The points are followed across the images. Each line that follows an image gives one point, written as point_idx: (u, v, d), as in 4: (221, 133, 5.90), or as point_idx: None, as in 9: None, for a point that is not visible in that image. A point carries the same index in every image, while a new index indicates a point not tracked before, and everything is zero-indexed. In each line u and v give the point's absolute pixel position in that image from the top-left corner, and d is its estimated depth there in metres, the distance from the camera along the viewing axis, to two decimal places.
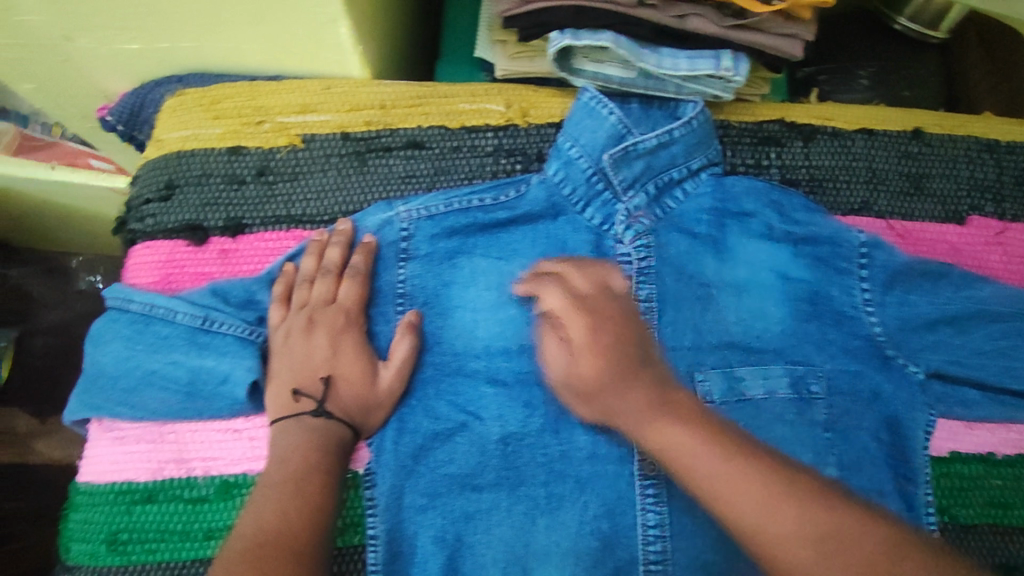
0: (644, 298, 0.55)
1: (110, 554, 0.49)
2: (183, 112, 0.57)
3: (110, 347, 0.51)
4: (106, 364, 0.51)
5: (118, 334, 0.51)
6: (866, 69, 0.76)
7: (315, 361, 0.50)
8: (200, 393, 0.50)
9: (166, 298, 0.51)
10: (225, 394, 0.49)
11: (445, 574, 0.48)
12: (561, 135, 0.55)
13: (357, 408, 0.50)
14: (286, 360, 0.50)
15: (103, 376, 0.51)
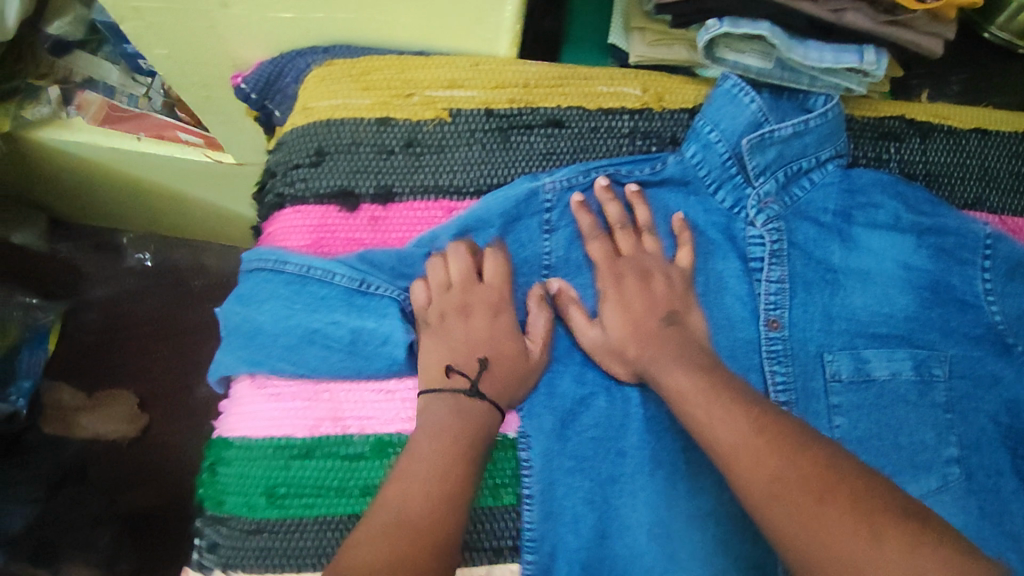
0: (776, 280, 0.56)
1: (269, 507, 0.51)
2: (332, 82, 0.58)
3: (268, 307, 0.53)
4: (264, 323, 0.53)
5: (277, 295, 0.53)
6: (958, 75, 0.75)
7: (475, 339, 0.53)
8: (361, 352, 0.52)
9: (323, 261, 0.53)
10: (384, 355, 0.52)
11: (595, 534, 0.51)
12: (699, 118, 0.58)
13: (509, 385, 0.51)
14: (446, 333, 0.53)
15: (260, 336, 0.53)
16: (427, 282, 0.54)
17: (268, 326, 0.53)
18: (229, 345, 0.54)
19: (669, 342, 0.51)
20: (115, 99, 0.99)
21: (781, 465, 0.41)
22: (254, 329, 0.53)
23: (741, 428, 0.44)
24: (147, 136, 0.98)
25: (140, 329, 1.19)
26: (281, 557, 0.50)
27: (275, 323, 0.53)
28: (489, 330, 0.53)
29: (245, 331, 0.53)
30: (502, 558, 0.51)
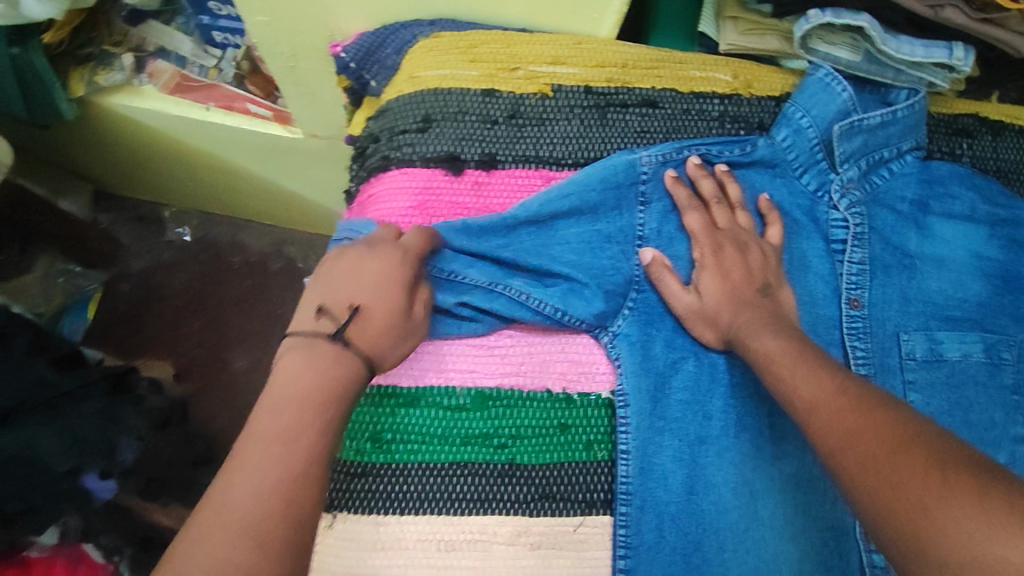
0: (858, 261, 0.59)
1: (376, 452, 0.52)
2: (440, 53, 0.61)
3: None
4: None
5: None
6: None
7: (354, 285, 0.50)
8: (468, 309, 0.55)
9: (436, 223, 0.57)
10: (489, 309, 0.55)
11: (684, 490, 0.52)
12: (791, 103, 0.61)
13: (380, 337, 0.49)
14: (317, 284, 0.52)
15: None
16: (363, 240, 0.53)
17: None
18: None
19: (762, 311, 0.53)
20: (185, 70, 1.01)
21: (860, 419, 0.41)
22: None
23: (827, 386, 0.45)
24: (215, 106, 1.00)
25: (178, 300, 1.33)
26: (384, 499, 0.51)
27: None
28: (355, 270, 0.51)
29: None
30: (595, 510, 0.52)
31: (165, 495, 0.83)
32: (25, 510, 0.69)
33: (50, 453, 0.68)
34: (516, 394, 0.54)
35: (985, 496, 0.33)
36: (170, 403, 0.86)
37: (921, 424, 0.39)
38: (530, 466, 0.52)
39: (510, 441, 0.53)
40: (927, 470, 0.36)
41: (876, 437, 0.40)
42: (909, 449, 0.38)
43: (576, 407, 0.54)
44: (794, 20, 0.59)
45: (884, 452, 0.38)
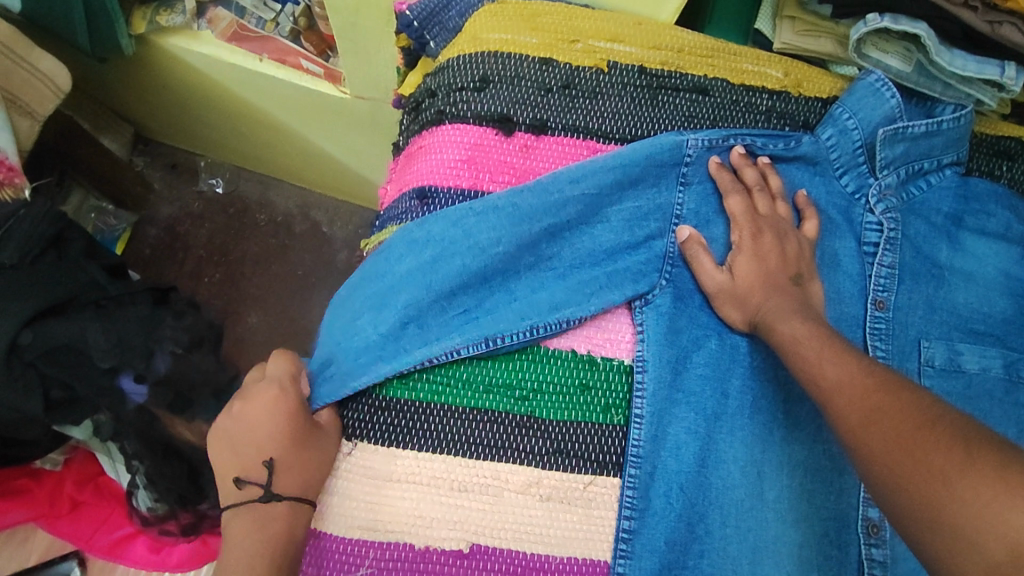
0: (887, 265, 0.60)
1: (401, 388, 0.53)
2: (504, 19, 0.63)
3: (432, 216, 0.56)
4: (431, 224, 0.56)
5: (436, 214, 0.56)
6: None
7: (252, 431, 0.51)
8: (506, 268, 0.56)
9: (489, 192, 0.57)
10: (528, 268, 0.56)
11: (695, 463, 0.53)
12: (839, 104, 0.62)
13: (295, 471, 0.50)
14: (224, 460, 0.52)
15: (414, 242, 0.55)
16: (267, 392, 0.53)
17: (426, 225, 0.56)
18: (382, 254, 0.57)
19: (791, 298, 0.54)
20: (244, 19, 1.03)
21: (884, 399, 0.43)
22: (406, 239, 0.56)
23: (852, 370, 0.46)
24: (269, 58, 1.02)
25: (202, 250, 1.35)
26: (404, 434, 0.52)
27: (427, 235, 0.55)
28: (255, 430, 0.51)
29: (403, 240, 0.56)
30: (606, 471, 0.53)
31: (193, 410, 0.84)
32: (68, 399, 0.75)
33: (97, 347, 0.75)
34: (541, 350, 0.55)
35: (1009, 466, 0.34)
36: (208, 325, 0.89)
37: (946, 406, 0.40)
38: (547, 421, 0.53)
39: (532, 394, 0.53)
40: (951, 445, 0.37)
41: (899, 413, 0.41)
42: (934, 426, 0.39)
43: (598, 369, 0.55)
44: (852, 23, 0.61)
45: (905, 429, 0.40)
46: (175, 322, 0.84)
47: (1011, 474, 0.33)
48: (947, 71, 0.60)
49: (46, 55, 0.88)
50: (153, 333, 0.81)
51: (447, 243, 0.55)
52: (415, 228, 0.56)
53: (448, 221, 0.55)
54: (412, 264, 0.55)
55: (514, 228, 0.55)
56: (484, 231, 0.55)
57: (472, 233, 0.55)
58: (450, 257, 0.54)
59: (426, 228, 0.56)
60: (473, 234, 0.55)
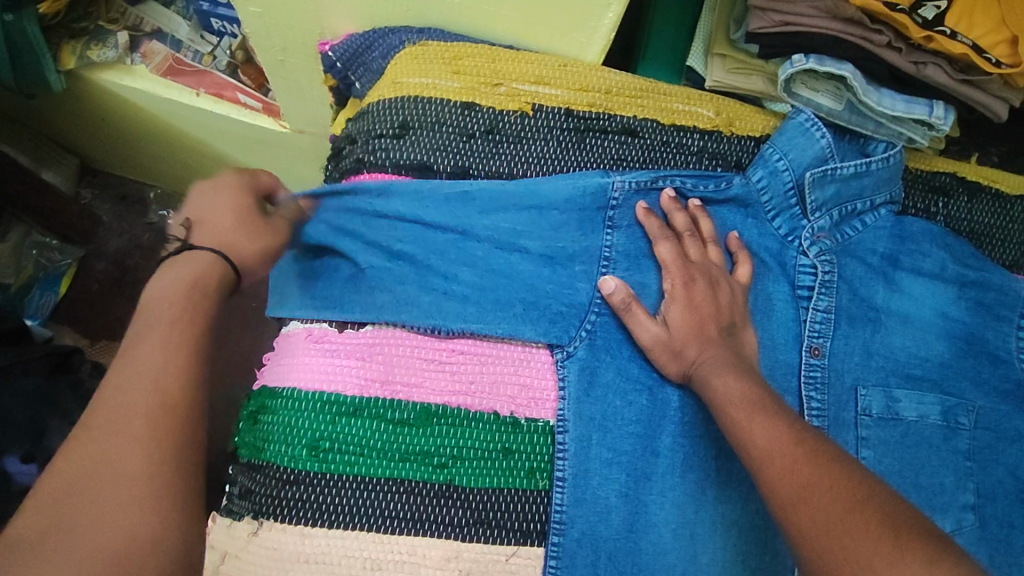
0: (823, 309, 0.58)
1: (311, 460, 0.49)
2: (424, 61, 0.61)
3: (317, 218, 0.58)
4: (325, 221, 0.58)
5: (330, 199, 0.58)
6: (996, 148, 0.67)
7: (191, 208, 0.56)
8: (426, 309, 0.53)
9: (407, 236, 0.55)
10: (454, 311, 0.53)
11: (624, 528, 0.51)
12: (770, 145, 0.60)
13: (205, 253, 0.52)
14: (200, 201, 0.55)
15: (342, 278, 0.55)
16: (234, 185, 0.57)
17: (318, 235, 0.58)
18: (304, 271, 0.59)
19: (726, 350, 0.52)
20: (180, 54, 1.00)
21: (815, 472, 0.40)
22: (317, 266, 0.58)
23: (783, 434, 0.44)
24: (206, 92, 0.99)
25: (150, 286, 1.31)
26: (313, 509, 0.49)
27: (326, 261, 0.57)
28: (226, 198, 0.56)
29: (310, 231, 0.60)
30: (529, 541, 0.50)
31: None
32: None
33: None
34: (462, 414, 0.51)
35: (935, 563, 0.33)
36: None
37: (875, 484, 0.39)
38: (467, 489, 0.50)
39: (451, 461, 0.50)
40: (880, 534, 0.36)
41: (830, 493, 0.39)
42: (862, 511, 0.37)
43: (521, 432, 0.51)
44: (780, 62, 0.59)
45: (836, 511, 0.38)
46: (74, 392, 0.79)
47: (940, 573, 0.33)
48: (876, 111, 0.59)
49: None
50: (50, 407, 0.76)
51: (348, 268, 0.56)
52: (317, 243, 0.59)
53: (347, 233, 0.57)
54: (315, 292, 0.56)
55: (403, 250, 0.55)
56: (377, 252, 0.55)
57: (367, 253, 0.56)
58: (345, 286, 0.55)
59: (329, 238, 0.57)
60: (369, 254, 0.56)
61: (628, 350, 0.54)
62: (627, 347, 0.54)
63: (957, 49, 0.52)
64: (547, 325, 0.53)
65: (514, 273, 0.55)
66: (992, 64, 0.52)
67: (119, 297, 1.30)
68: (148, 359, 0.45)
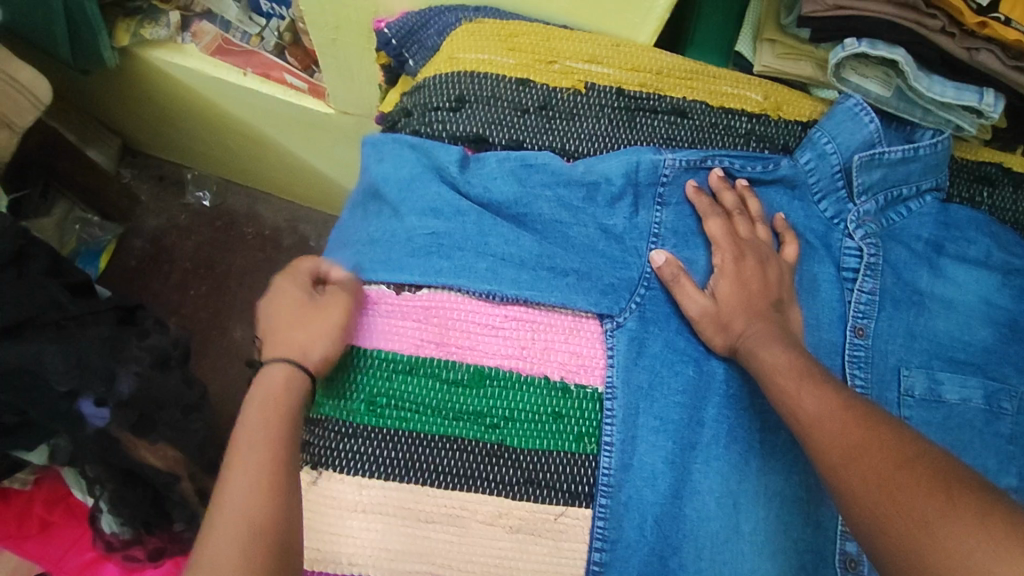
0: (868, 291, 0.59)
1: (368, 414, 0.52)
2: (480, 38, 0.63)
3: (378, 170, 0.59)
4: (387, 172, 0.58)
5: (392, 148, 0.59)
6: None
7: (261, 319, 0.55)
8: (479, 274, 0.54)
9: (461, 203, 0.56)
10: (510, 277, 0.54)
11: (669, 495, 0.52)
12: (818, 129, 0.61)
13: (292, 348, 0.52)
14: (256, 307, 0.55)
15: (397, 240, 0.56)
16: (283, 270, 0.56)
17: (379, 185, 0.59)
18: (356, 228, 0.59)
19: (773, 324, 0.53)
20: (229, 34, 1.03)
21: (866, 435, 0.41)
22: (369, 226, 0.58)
23: (831, 401, 0.45)
24: (253, 72, 1.02)
25: (186, 264, 1.34)
26: (369, 462, 0.51)
27: (374, 225, 0.58)
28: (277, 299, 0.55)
29: (369, 182, 0.60)
30: (577, 502, 0.51)
31: (156, 433, 0.78)
32: (19, 427, 0.73)
33: (53, 370, 0.69)
34: (513, 377, 0.53)
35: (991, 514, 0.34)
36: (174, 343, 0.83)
37: (926, 445, 0.40)
38: (519, 450, 0.51)
39: (503, 421, 0.52)
40: (930, 487, 0.36)
41: (881, 452, 0.40)
42: (913, 467, 0.38)
43: (571, 397, 0.53)
44: (830, 47, 0.60)
45: (888, 469, 0.39)
46: (138, 342, 0.79)
47: (989, 520, 0.33)
48: (925, 97, 0.59)
49: (23, 66, 0.88)
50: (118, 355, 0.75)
51: (403, 229, 0.56)
52: (375, 193, 0.59)
53: (406, 192, 0.57)
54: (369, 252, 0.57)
55: (462, 215, 0.56)
56: (436, 215, 0.56)
57: (425, 215, 0.56)
58: (402, 248, 0.56)
59: (388, 193, 0.58)
60: (425, 217, 0.56)
61: (674, 321, 0.56)
62: (674, 319, 0.56)
63: (1011, 35, 0.52)
64: (598, 294, 0.54)
65: (567, 244, 0.56)
66: None
67: (155, 273, 1.33)
68: (260, 468, 0.45)
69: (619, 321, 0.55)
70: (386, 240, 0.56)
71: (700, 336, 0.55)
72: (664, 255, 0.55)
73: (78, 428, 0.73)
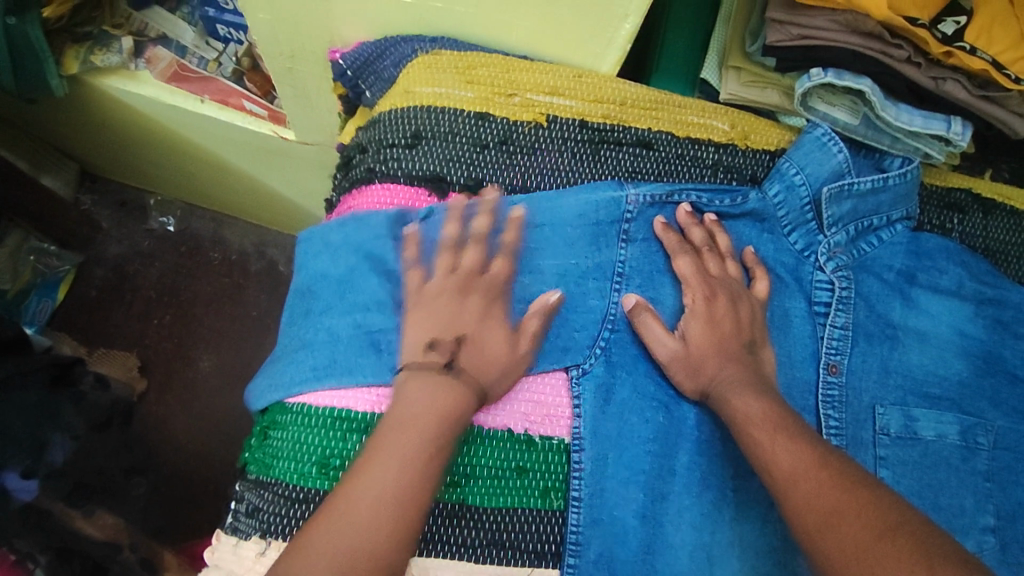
0: (840, 326, 0.57)
1: (320, 477, 0.49)
2: (437, 70, 0.60)
3: (315, 269, 0.56)
4: (323, 270, 0.55)
5: (323, 241, 0.56)
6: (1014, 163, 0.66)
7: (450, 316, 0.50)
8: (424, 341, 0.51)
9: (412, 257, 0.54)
10: None
11: (642, 551, 0.49)
12: (786, 159, 0.60)
13: (481, 367, 0.49)
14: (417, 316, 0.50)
15: (345, 304, 0.53)
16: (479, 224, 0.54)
17: (315, 285, 0.55)
18: (272, 365, 0.54)
19: (745, 369, 0.51)
20: (185, 59, 1.00)
21: (843, 497, 0.39)
22: (302, 330, 0.54)
23: (806, 456, 0.43)
24: (211, 99, 0.98)
25: (148, 293, 1.29)
26: None
27: (308, 328, 0.54)
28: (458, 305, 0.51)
29: (300, 281, 0.57)
30: (544, 562, 0.49)
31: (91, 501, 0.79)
32: None
33: None
34: (475, 431, 0.50)
35: None
36: (115, 401, 0.87)
37: (904, 511, 0.38)
38: (481, 509, 0.48)
39: (464, 479, 0.49)
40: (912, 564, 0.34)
41: (858, 519, 0.38)
42: (892, 538, 0.36)
43: (536, 450, 0.50)
44: (796, 76, 0.59)
45: (866, 537, 0.37)
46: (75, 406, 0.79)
47: None
48: (893, 126, 0.58)
49: None
50: None
51: (343, 327, 0.52)
52: (309, 294, 0.56)
53: (355, 260, 0.54)
54: (296, 360, 0.52)
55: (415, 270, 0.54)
56: (380, 307, 0.53)
57: (369, 307, 0.53)
58: (349, 345, 0.51)
59: (323, 293, 0.55)
60: (370, 312, 0.53)
61: (639, 365, 0.53)
62: (640, 362, 0.53)
63: (976, 65, 0.51)
64: (559, 347, 0.52)
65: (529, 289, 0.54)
66: (1011, 80, 0.51)
67: (116, 304, 1.28)
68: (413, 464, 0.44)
69: (576, 366, 0.52)
70: (322, 343, 0.52)
71: (670, 380, 0.53)
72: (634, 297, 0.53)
73: (2, 504, 0.71)
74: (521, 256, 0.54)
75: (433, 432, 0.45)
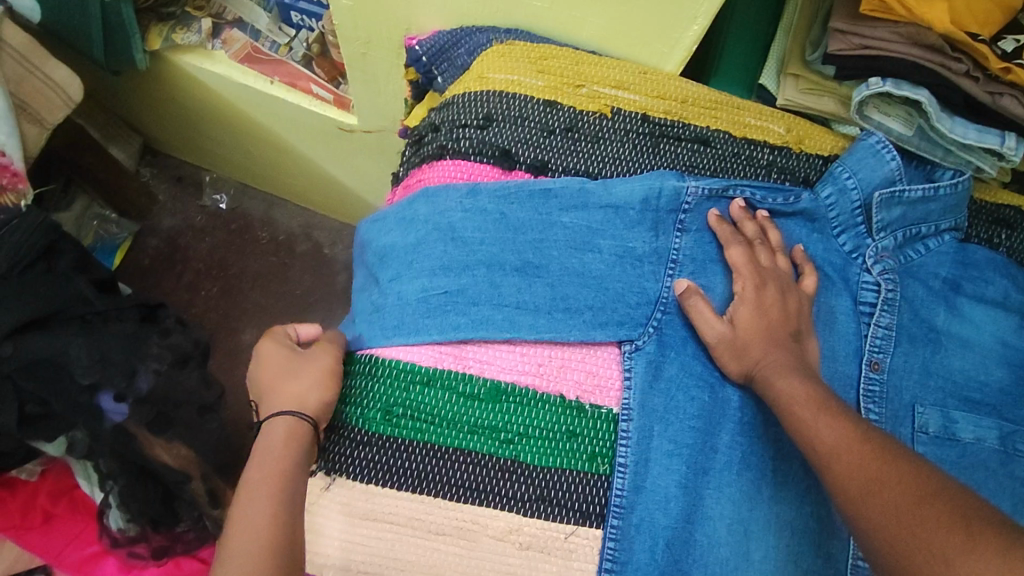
0: (884, 326, 0.59)
1: (384, 424, 0.52)
2: (512, 59, 0.64)
3: (386, 242, 0.60)
4: (394, 241, 0.59)
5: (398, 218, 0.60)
6: None
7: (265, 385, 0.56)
8: (491, 317, 0.54)
9: (474, 231, 0.57)
10: (523, 303, 0.55)
11: (681, 520, 0.51)
12: (839, 163, 0.62)
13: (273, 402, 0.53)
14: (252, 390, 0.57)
15: (412, 265, 0.57)
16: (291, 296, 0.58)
17: (385, 255, 0.60)
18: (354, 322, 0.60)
19: (791, 355, 0.53)
20: (258, 43, 1.05)
21: (883, 468, 0.42)
22: (374, 295, 0.59)
23: (849, 433, 0.45)
24: (280, 81, 1.04)
25: (198, 266, 1.34)
26: (385, 471, 0.51)
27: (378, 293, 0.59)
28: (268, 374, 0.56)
29: (373, 251, 0.61)
30: (589, 522, 0.51)
31: (171, 431, 0.85)
32: (43, 415, 0.78)
33: (78, 363, 0.78)
34: (529, 394, 0.53)
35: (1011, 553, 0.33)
36: (195, 343, 0.90)
37: (945, 481, 0.39)
38: (533, 466, 0.51)
39: (518, 438, 0.52)
40: (951, 524, 0.36)
41: (898, 487, 0.40)
42: (932, 502, 0.38)
43: (586, 416, 0.53)
44: (854, 84, 0.61)
45: (906, 503, 0.39)
46: (161, 340, 0.87)
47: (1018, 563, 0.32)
48: (947, 138, 0.60)
49: (59, 65, 0.89)
50: (139, 350, 0.84)
51: (413, 291, 0.56)
52: (380, 261, 0.60)
53: (416, 250, 0.58)
54: (371, 322, 0.57)
55: (478, 243, 0.57)
56: (445, 273, 0.56)
57: (436, 274, 0.56)
58: (414, 309, 0.55)
59: (394, 260, 0.59)
60: (435, 277, 0.56)
61: (687, 348, 0.56)
62: (688, 345, 0.56)
63: None
64: (614, 323, 0.55)
65: (590, 267, 0.57)
66: None
67: (167, 273, 1.34)
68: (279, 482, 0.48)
69: (627, 339, 0.55)
70: (391, 304, 0.56)
71: (715, 362, 0.55)
72: (686, 282, 0.56)
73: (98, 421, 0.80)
74: (577, 235, 0.57)
75: (282, 461, 0.49)
